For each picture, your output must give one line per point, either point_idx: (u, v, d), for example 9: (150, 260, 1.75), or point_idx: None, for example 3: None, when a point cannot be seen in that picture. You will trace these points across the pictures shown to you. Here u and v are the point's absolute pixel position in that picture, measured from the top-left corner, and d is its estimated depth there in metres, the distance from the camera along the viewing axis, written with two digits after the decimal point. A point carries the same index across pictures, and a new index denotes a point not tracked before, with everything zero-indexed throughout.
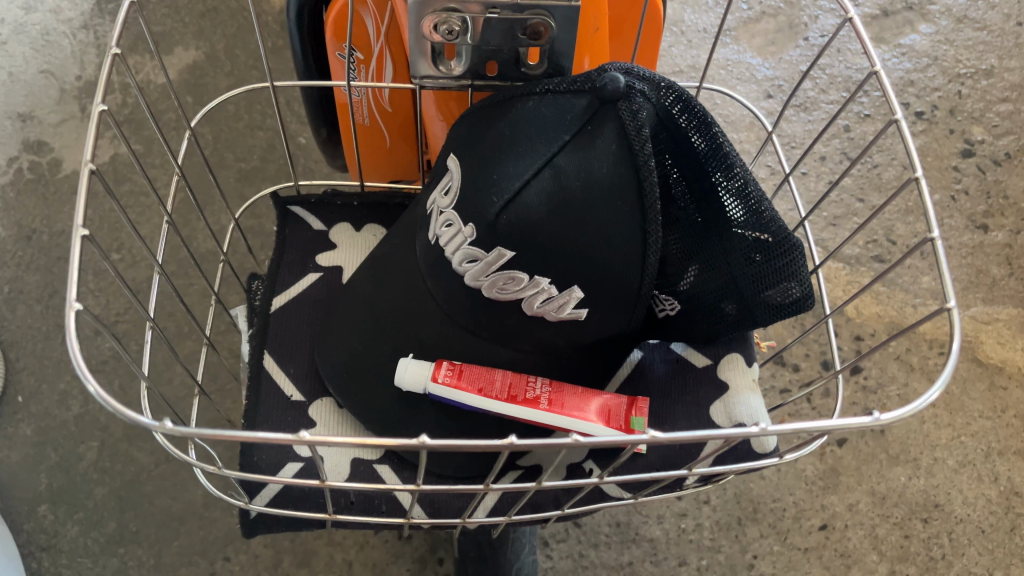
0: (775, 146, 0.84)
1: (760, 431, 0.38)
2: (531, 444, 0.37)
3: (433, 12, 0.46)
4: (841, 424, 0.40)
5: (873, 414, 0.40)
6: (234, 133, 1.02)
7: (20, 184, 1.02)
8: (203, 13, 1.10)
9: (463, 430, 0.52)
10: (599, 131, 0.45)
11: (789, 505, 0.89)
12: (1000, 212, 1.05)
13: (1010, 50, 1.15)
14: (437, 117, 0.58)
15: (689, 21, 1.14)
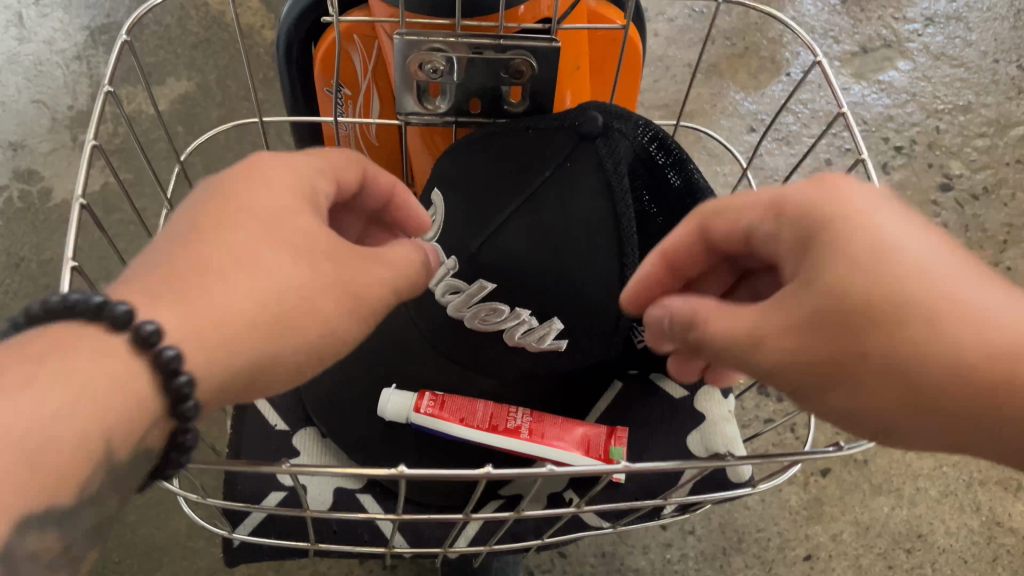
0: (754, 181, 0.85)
1: (731, 461, 0.39)
2: (507, 474, 0.38)
3: (418, 52, 0.47)
4: (814, 454, 0.41)
5: (838, 445, 0.42)
6: (223, 163, 1.03)
7: (10, 213, 1.03)
8: (194, 45, 1.12)
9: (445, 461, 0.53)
10: (576, 166, 0.46)
11: (774, 536, 0.90)
12: (979, 244, 1.07)
13: (987, 86, 1.18)
14: (423, 152, 0.60)
15: (674, 57, 1.16)
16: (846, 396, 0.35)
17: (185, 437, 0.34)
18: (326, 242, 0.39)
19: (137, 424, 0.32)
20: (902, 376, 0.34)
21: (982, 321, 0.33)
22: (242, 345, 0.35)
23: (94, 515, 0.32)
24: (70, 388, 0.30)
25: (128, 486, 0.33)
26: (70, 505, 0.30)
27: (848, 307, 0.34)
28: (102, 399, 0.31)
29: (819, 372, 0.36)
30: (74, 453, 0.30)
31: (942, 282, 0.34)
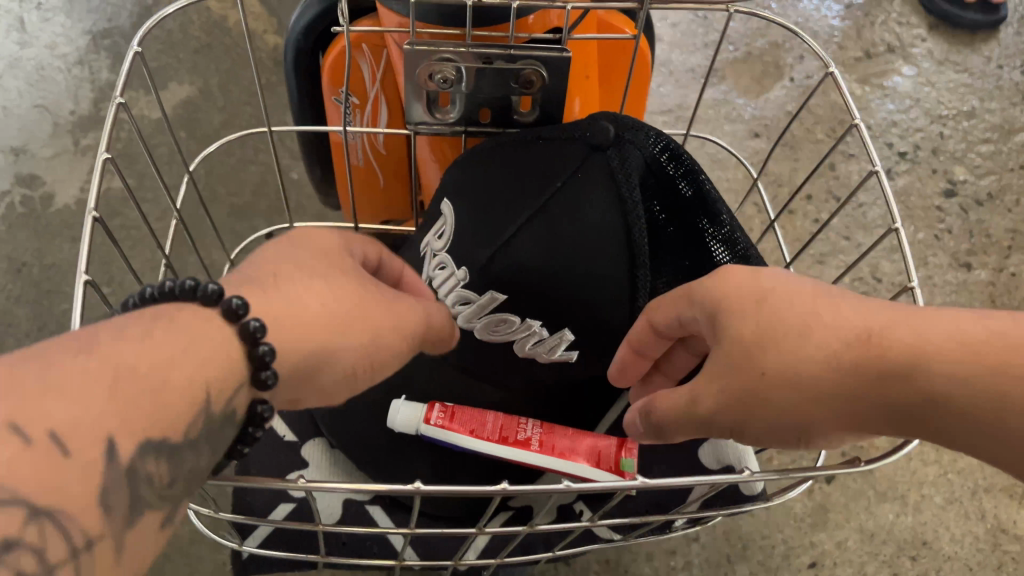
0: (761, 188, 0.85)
1: (748, 477, 0.39)
2: (522, 491, 0.37)
3: (428, 62, 0.47)
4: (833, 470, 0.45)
5: (857, 464, 0.45)
6: (226, 168, 1.03)
7: (12, 218, 1.03)
8: (197, 50, 1.11)
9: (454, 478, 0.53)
10: (589, 177, 0.45)
11: (778, 543, 0.90)
12: (983, 250, 1.07)
13: (991, 92, 1.18)
14: (432, 161, 0.60)
15: (678, 62, 1.16)
16: (782, 421, 0.38)
17: (263, 410, 0.36)
18: (372, 283, 0.42)
19: (232, 379, 0.34)
20: (814, 389, 0.37)
21: (863, 321, 0.36)
22: (302, 339, 0.37)
23: (196, 467, 0.33)
24: (177, 337, 0.33)
25: (220, 446, 0.35)
26: (180, 443, 0.32)
27: (751, 346, 0.38)
28: (203, 349, 0.33)
29: (752, 400, 0.38)
30: (183, 390, 0.32)
31: (821, 304, 0.37)
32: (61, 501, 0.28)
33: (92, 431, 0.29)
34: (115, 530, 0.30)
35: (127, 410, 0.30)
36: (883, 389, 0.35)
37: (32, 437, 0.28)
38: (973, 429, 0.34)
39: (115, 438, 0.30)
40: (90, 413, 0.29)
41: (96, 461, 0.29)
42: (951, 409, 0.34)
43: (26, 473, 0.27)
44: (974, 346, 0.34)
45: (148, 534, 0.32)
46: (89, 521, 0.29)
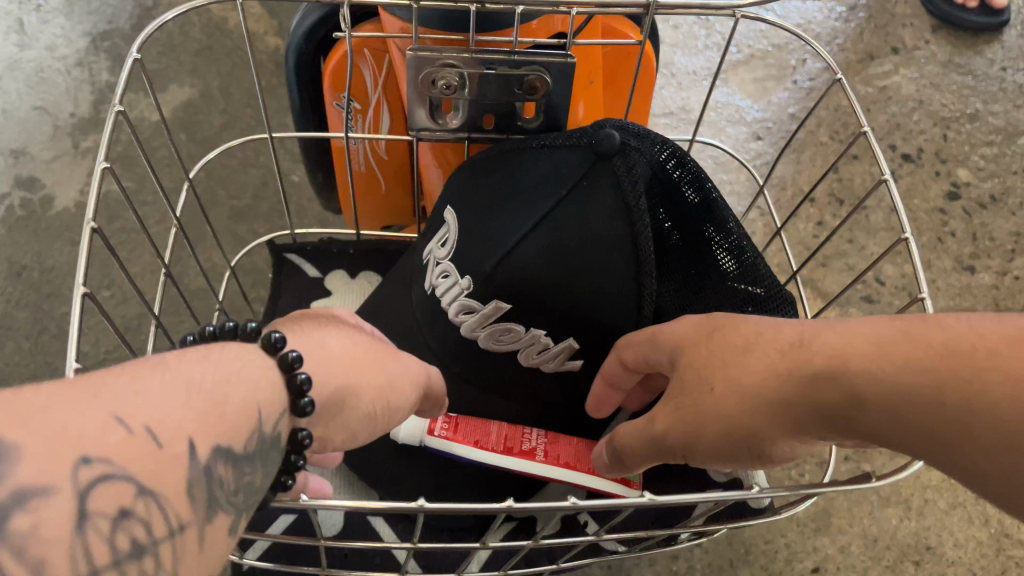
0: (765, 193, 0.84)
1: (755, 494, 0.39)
2: (528, 507, 0.37)
3: (431, 68, 0.47)
4: (843, 485, 0.45)
5: (871, 481, 0.45)
6: (226, 171, 1.02)
7: (11, 221, 1.02)
8: (197, 52, 1.11)
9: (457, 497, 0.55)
10: (594, 185, 0.45)
11: (781, 547, 0.89)
12: (986, 254, 1.06)
13: (995, 94, 1.17)
14: (434, 167, 0.59)
15: (680, 64, 1.15)
16: (727, 435, 0.39)
17: (306, 435, 0.35)
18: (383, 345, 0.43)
19: (277, 401, 0.34)
20: (751, 400, 0.37)
21: (796, 334, 0.37)
22: (330, 367, 0.37)
23: (259, 482, 0.33)
24: (238, 359, 0.34)
25: (275, 466, 0.34)
26: (248, 452, 0.32)
27: (700, 370, 0.40)
28: (259, 370, 0.34)
29: (698, 417, 0.39)
30: (246, 405, 0.33)
31: (764, 328, 0.39)
32: (158, 486, 0.29)
33: (178, 428, 0.30)
34: (200, 521, 0.30)
35: (206, 417, 0.31)
36: (812, 393, 0.35)
37: (131, 427, 0.28)
38: (901, 424, 0.33)
39: (194, 442, 0.30)
40: (178, 414, 0.30)
41: (184, 456, 0.29)
42: (872, 408, 0.34)
43: (127, 455, 0.28)
44: (893, 341, 0.34)
45: (226, 538, 0.32)
46: (179, 508, 0.29)
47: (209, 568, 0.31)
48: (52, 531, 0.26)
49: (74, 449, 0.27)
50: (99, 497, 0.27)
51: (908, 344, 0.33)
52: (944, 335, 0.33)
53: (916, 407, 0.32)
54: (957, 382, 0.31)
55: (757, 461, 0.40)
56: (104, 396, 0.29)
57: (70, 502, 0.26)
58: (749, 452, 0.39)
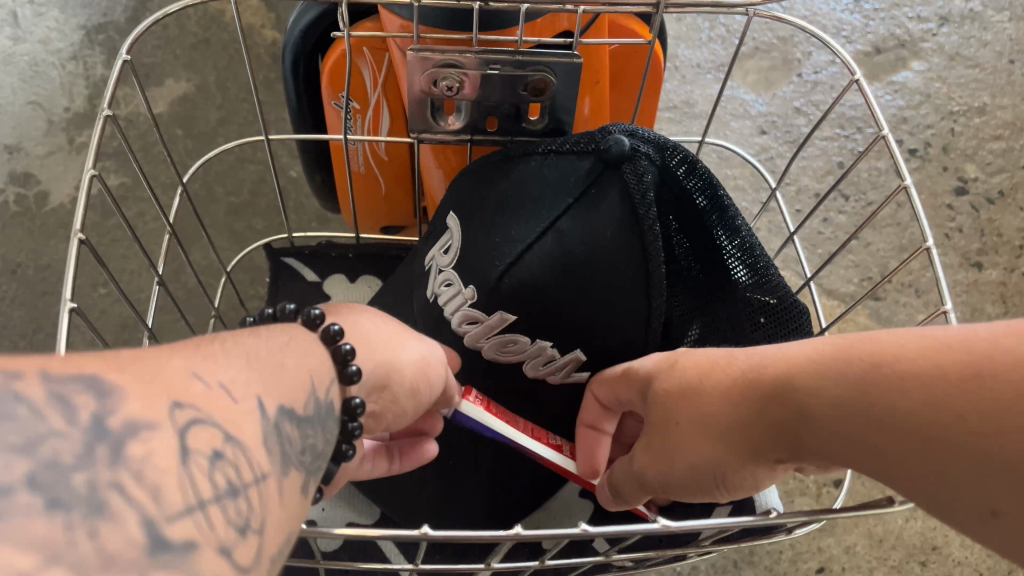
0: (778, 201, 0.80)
1: (757, 521, 0.39)
2: (535, 535, 0.35)
3: (432, 68, 0.45)
4: (857, 510, 0.44)
5: (889, 500, 0.44)
6: (224, 167, 1.00)
7: (6, 217, 1.01)
8: (194, 45, 1.09)
9: (454, 524, 0.54)
10: (603, 194, 0.45)
11: (786, 548, 0.87)
12: (994, 250, 1.05)
13: (1003, 88, 1.15)
14: (435, 168, 0.58)
15: (683, 57, 1.14)
16: (693, 466, 0.39)
17: (359, 404, 0.35)
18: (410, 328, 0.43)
19: (328, 368, 0.34)
20: (711, 430, 0.38)
21: (749, 361, 0.38)
22: (371, 347, 0.38)
23: (317, 447, 0.32)
24: (279, 334, 0.33)
25: (331, 435, 0.33)
26: (308, 415, 0.31)
27: (666, 397, 0.41)
28: (306, 343, 0.34)
29: (667, 449, 0.40)
30: (298, 371, 0.32)
31: (725, 355, 0.40)
32: (242, 436, 0.27)
33: (246, 386, 0.28)
34: (279, 474, 0.28)
35: (268, 378, 0.30)
36: (764, 415, 0.36)
37: (209, 381, 0.27)
38: (853, 442, 0.32)
39: (264, 401, 0.29)
40: (245, 374, 0.29)
41: (259, 411, 0.28)
42: (817, 421, 0.33)
43: (213, 402, 0.26)
44: (829, 356, 0.34)
45: (297, 501, 0.30)
46: (264, 460, 0.28)
47: (288, 533, 0.29)
48: (164, 465, 0.24)
49: (167, 391, 0.25)
50: (199, 437, 0.25)
51: (840, 355, 0.33)
52: (877, 344, 0.32)
53: (849, 416, 0.32)
54: (886, 385, 0.31)
55: (728, 490, 0.40)
56: (171, 357, 0.27)
57: (172, 439, 0.24)
58: (719, 482, 0.39)
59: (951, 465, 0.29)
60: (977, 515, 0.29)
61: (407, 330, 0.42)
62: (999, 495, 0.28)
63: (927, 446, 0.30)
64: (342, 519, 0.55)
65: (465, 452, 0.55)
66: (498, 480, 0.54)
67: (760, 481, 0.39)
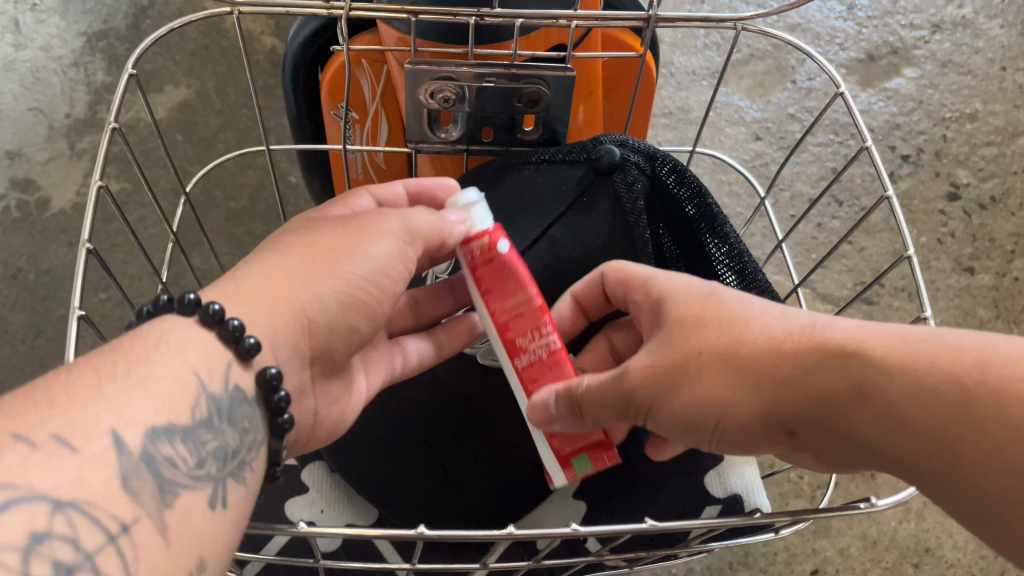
0: (769, 214, 0.81)
1: (748, 520, 0.40)
2: (529, 534, 0.37)
3: (429, 80, 0.46)
4: (839, 510, 0.44)
5: (870, 500, 0.45)
6: (224, 173, 1.01)
7: (7, 223, 1.02)
8: (194, 51, 1.10)
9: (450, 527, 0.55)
10: (594, 203, 0.48)
11: (780, 550, 0.87)
12: (986, 255, 1.06)
13: (995, 94, 1.16)
14: (432, 177, 0.59)
15: (679, 63, 1.15)
16: (697, 401, 0.40)
17: (273, 375, 0.38)
18: (359, 226, 0.45)
19: (217, 357, 0.37)
20: (744, 371, 0.39)
21: (816, 323, 0.38)
22: (282, 294, 0.41)
23: (221, 449, 0.35)
24: (147, 340, 0.35)
25: (240, 424, 0.37)
26: (193, 426, 0.34)
27: (689, 325, 0.41)
28: (179, 342, 0.36)
29: (669, 384, 0.40)
30: (175, 383, 0.34)
31: (769, 308, 0.40)
32: (81, 496, 0.29)
33: (88, 430, 0.30)
34: (148, 510, 0.31)
35: (123, 408, 0.32)
36: (813, 365, 0.37)
37: (35, 440, 0.29)
38: (910, 429, 0.35)
39: (117, 433, 0.31)
40: (86, 416, 0.31)
41: (106, 451, 0.30)
42: (880, 403, 0.35)
43: (37, 473, 0.28)
44: (916, 352, 0.35)
45: (196, 518, 0.32)
46: (116, 508, 0.30)
47: (187, 554, 0.32)
48: None
49: None
50: (14, 523, 0.27)
51: (927, 354, 0.35)
52: (971, 356, 0.35)
53: (919, 408, 0.35)
54: (972, 388, 0.34)
55: (716, 440, 0.41)
56: None
57: None
58: (714, 427, 0.40)
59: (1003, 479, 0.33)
60: (984, 506, 0.34)
61: (340, 249, 0.44)
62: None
63: (979, 446, 0.33)
64: (342, 521, 0.56)
65: (465, 450, 0.55)
66: (495, 479, 0.55)
67: (739, 439, 0.41)
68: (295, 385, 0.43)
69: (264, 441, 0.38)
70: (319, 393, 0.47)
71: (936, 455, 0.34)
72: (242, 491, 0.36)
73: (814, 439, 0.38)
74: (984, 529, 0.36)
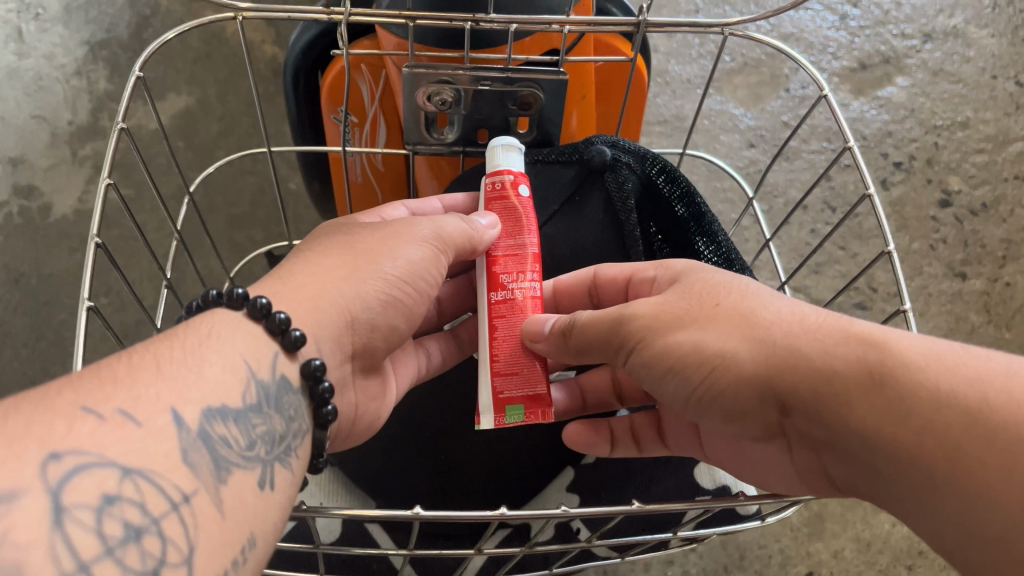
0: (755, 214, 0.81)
1: (737, 501, 0.42)
2: (519, 516, 0.38)
3: (426, 84, 0.48)
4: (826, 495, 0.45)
5: None
6: (224, 179, 1.03)
7: (10, 229, 1.03)
8: (195, 59, 1.11)
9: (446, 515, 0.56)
10: (586, 201, 0.51)
11: (776, 553, 0.87)
12: (978, 260, 1.07)
13: (986, 102, 1.18)
14: (429, 177, 0.60)
15: (674, 72, 1.16)
16: (692, 354, 0.42)
17: (318, 367, 0.40)
18: (396, 229, 0.47)
19: (264, 346, 0.38)
20: (756, 332, 0.41)
21: (852, 319, 0.40)
22: (326, 288, 0.43)
23: (270, 433, 0.36)
24: (199, 330, 0.37)
25: (286, 411, 0.38)
26: (244, 409, 0.35)
27: (712, 297, 0.43)
28: (228, 333, 0.37)
29: (671, 337, 0.43)
30: (226, 370, 0.36)
31: (801, 300, 0.42)
32: (147, 465, 0.30)
33: (152, 408, 0.31)
34: (208, 486, 0.32)
35: (181, 388, 0.33)
36: (833, 339, 0.39)
37: (103, 413, 0.30)
38: (903, 412, 0.36)
39: (176, 410, 0.32)
40: (147, 395, 0.32)
41: (165, 427, 0.31)
42: (888, 387, 0.36)
43: (106, 442, 0.29)
44: (946, 363, 0.36)
45: (249, 495, 0.33)
46: (182, 481, 0.31)
47: (243, 532, 0.32)
48: (40, 526, 0.26)
49: (44, 444, 0.28)
50: (87, 485, 0.28)
51: (954, 366, 0.36)
52: (1005, 384, 0.35)
53: (924, 400, 0.36)
54: (986, 404, 0.35)
55: (699, 402, 0.43)
56: (60, 394, 0.30)
57: (48, 498, 0.26)
58: (701, 382, 0.42)
59: (980, 480, 0.34)
60: (947, 501, 0.35)
61: (380, 250, 0.46)
62: (1001, 492, 0.33)
63: (969, 449, 0.34)
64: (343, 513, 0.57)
65: (465, 433, 0.57)
66: (496, 460, 0.57)
67: (725, 402, 0.42)
68: (336, 380, 0.44)
69: (309, 431, 0.40)
70: (358, 387, 0.47)
71: (919, 444, 0.35)
72: (288, 476, 0.37)
73: (802, 419, 0.40)
74: (945, 538, 0.36)
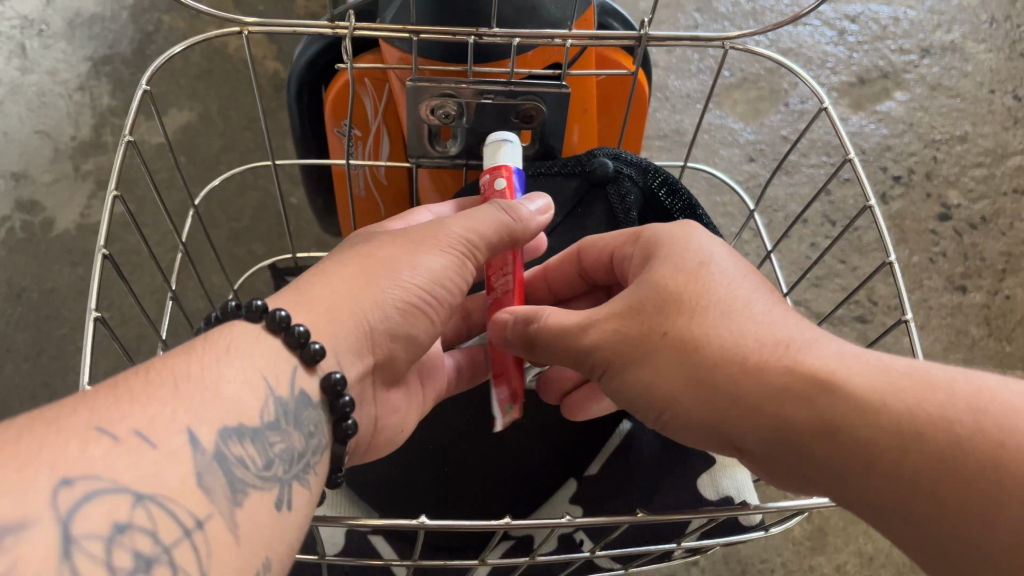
0: (756, 224, 0.80)
1: (744, 510, 0.42)
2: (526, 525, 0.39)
3: (429, 97, 0.48)
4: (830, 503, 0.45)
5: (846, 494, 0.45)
6: (226, 194, 1.03)
7: (12, 244, 1.04)
8: (198, 75, 1.12)
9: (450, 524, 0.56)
10: (588, 212, 0.52)
11: (777, 566, 0.87)
12: (977, 273, 1.07)
13: (984, 117, 1.18)
14: (432, 190, 0.61)
15: (674, 87, 1.17)
16: (650, 389, 0.41)
17: (338, 379, 0.40)
18: (416, 234, 0.46)
19: (285, 362, 0.38)
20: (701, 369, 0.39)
21: (805, 338, 0.38)
22: (346, 299, 0.43)
23: (288, 451, 0.36)
24: (219, 345, 0.37)
25: (306, 426, 0.38)
26: (261, 428, 0.35)
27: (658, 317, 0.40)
28: (247, 346, 0.38)
29: (629, 371, 0.41)
30: (245, 387, 0.36)
31: (755, 303, 0.40)
32: (160, 490, 0.30)
33: (168, 430, 0.31)
34: (223, 510, 0.32)
35: (197, 408, 0.33)
36: (777, 385, 0.36)
37: (117, 434, 0.30)
38: (860, 461, 0.34)
39: (192, 432, 0.32)
40: (161, 417, 0.32)
41: (178, 450, 0.31)
42: (841, 437, 0.35)
43: (118, 466, 0.29)
44: (903, 396, 0.34)
45: (264, 517, 0.33)
46: (194, 505, 0.31)
47: (255, 556, 0.33)
48: (48, 556, 0.26)
49: (56, 470, 0.28)
50: (99, 513, 0.28)
51: (913, 396, 0.34)
52: (971, 416, 0.33)
53: (881, 449, 0.34)
54: (950, 444, 0.33)
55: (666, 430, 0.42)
56: (76, 414, 0.30)
57: (56, 527, 0.27)
58: (663, 415, 0.41)
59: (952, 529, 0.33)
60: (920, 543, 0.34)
61: (399, 259, 0.45)
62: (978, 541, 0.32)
63: (938, 492, 0.33)
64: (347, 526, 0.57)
65: (469, 442, 0.58)
66: (498, 466, 0.57)
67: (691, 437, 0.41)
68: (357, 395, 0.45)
69: (329, 446, 0.40)
70: (375, 397, 0.48)
71: (883, 490, 0.34)
72: (306, 493, 0.37)
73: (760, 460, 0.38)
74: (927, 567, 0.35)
